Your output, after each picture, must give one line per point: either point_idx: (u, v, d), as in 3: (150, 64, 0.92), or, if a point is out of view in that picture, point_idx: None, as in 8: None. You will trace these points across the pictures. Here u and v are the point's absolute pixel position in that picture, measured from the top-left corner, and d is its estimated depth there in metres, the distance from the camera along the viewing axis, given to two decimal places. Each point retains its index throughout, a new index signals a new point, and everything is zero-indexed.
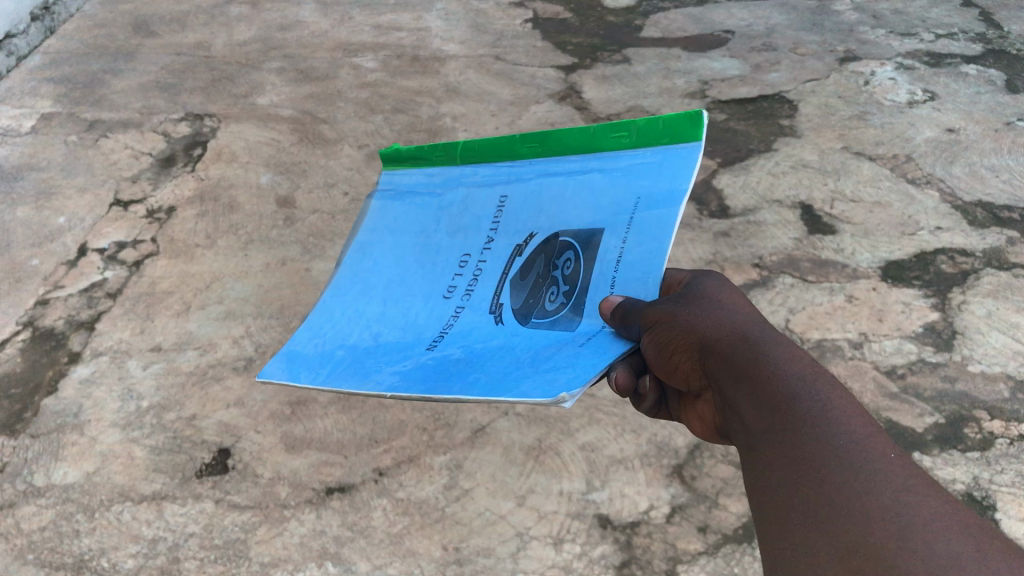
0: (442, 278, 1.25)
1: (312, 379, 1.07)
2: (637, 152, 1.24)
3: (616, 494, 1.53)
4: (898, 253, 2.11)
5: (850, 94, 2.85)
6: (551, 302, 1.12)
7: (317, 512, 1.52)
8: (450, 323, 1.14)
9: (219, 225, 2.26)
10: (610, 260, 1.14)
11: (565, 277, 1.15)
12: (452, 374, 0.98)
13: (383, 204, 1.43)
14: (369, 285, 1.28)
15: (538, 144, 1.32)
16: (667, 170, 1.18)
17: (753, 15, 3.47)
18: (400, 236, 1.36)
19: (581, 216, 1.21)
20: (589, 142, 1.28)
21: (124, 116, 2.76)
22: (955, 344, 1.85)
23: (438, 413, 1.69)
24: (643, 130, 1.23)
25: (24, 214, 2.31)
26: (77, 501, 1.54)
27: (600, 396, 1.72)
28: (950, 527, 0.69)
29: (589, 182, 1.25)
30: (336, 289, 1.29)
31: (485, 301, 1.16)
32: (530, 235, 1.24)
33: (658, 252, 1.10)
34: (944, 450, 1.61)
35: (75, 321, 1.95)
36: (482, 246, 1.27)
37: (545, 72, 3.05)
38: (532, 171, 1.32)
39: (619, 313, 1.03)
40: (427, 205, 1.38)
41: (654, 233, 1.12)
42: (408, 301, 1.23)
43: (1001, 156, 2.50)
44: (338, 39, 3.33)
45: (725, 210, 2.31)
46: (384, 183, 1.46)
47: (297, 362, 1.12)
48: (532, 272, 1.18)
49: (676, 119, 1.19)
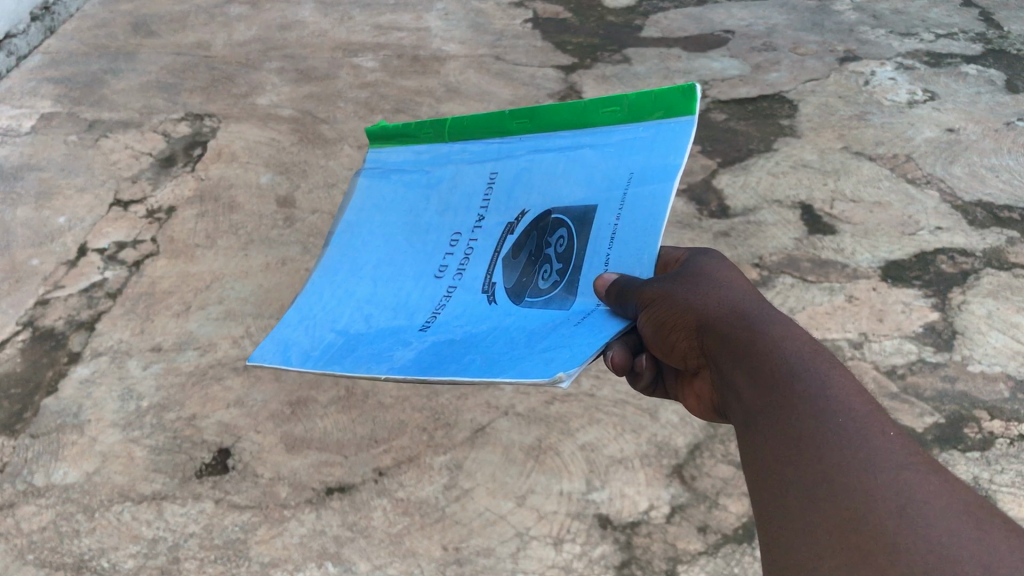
0: (433, 257, 1.25)
1: (305, 363, 1.07)
2: (629, 126, 1.24)
3: (616, 494, 1.53)
4: (898, 253, 2.11)
5: (850, 94, 2.85)
6: (545, 281, 1.13)
7: (317, 512, 1.51)
8: (443, 303, 1.14)
9: (219, 226, 2.26)
10: (604, 237, 1.14)
11: (558, 255, 1.16)
12: (447, 356, 0.98)
13: (371, 182, 1.42)
14: (359, 265, 1.28)
15: (529, 119, 1.32)
16: (660, 145, 1.18)
17: (753, 15, 3.47)
18: (388, 214, 1.35)
19: (572, 193, 1.21)
20: (580, 117, 1.28)
21: (125, 116, 2.76)
22: (955, 344, 1.84)
23: (438, 412, 1.69)
24: (634, 104, 1.23)
25: (24, 214, 2.31)
26: (77, 501, 1.54)
27: (600, 396, 1.72)
28: (951, 507, 0.70)
29: (581, 158, 1.24)
30: (326, 271, 1.28)
31: (477, 281, 1.17)
32: (521, 213, 1.24)
33: (652, 228, 1.10)
34: (944, 450, 1.61)
35: (75, 321, 1.95)
36: (473, 225, 1.27)
37: (545, 72, 3.05)
38: (522, 147, 1.32)
39: (614, 292, 1.03)
40: (416, 182, 1.38)
41: (647, 207, 1.12)
42: (399, 281, 1.23)
43: (1001, 156, 2.50)
44: (338, 39, 3.33)
45: (725, 209, 2.31)
46: (372, 160, 1.45)
47: (289, 348, 1.12)
48: (525, 251, 1.19)
49: (669, 93, 1.19)
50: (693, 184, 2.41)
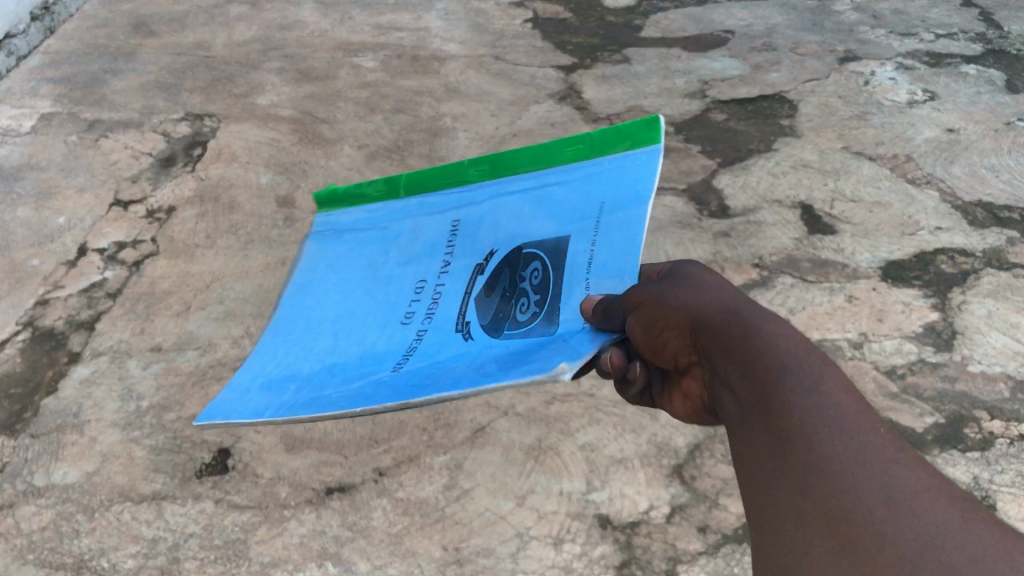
0: (398, 304, 1.23)
1: (267, 411, 1.02)
2: (592, 162, 1.28)
3: (616, 494, 1.53)
4: (898, 253, 2.12)
5: (850, 94, 2.85)
6: (521, 313, 1.11)
7: (317, 512, 1.51)
8: (416, 343, 1.11)
9: (219, 226, 2.26)
10: (581, 263, 1.15)
11: (533, 286, 1.15)
12: (427, 380, 0.96)
13: (318, 246, 1.41)
14: (315, 323, 1.25)
15: (489, 168, 1.35)
16: (628, 175, 1.22)
17: (753, 15, 3.47)
18: (344, 271, 1.35)
19: (542, 227, 1.23)
20: (540, 160, 1.31)
21: (125, 116, 2.76)
22: (955, 344, 1.84)
23: (438, 412, 1.70)
24: (598, 139, 1.28)
25: (23, 214, 2.31)
26: (77, 501, 1.54)
27: (599, 396, 1.72)
28: (938, 499, 0.70)
29: (546, 197, 1.27)
30: (279, 331, 1.25)
31: (449, 320, 1.14)
32: (490, 253, 1.24)
33: (630, 248, 1.13)
34: (944, 450, 1.61)
35: (75, 321, 1.95)
36: (438, 271, 1.26)
37: (545, 72, 3.05)
38: (484, 194, 1.33)
39: (600, 308, 1.04)
40: (372, 240, 1.38)
41: (623, 232, 1.14)
42: (362, 331, 1.19)
43: (1001, 156, 2.50)
44: (338, 39, 3.33)
45: (726, 209, 2.31)
46: (320, 225, 1.46)
47: (246, 402, 1.07)
48: (498, 288, 1.17)
49: (634, 127, 1.25)
50: (693, 183, 2.41)
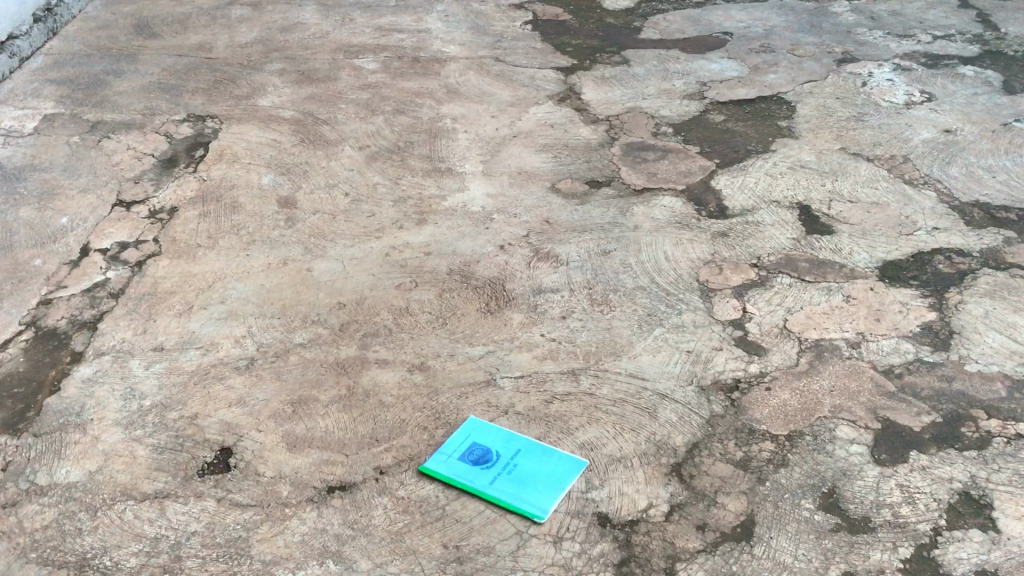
0: (484, 476, 1.57)
1: (451, 455, 1.60)
2: (566, 485, 1.55)
3: (615, 492, 1.54)
4: (895, 253, 2.13)
5: (848, 95, 2.87)
6: (541, 491, 1.54)
7: (318, 511, 1.52)
8: (495, 453, 1.61)
9: (221, 226, 2.28)
10: (553, 485, 1.55)
11: (542, 485, 1.55)
12: (516, 473, 1.57)
13: (438, 465, 1.58)
14: (454, 450, 1.61)
15: (519, 485, 1.55)
16: (564, 480, 1.56)
17: (752, 16, 3.49)
18: (452, 464, 1.58)
19: (549, 476, 1.57)
20: (544, 484, 1.55)
21: (128, 117, 2.78)
22: (952, 344, 1.86)
23: (438, 411, 1.71)
24: (563, 484, 1.55)
25: (26, 214, 2.32)
26: (80, 500, 1.55)
27: (599, 396, 1.74)
28: None
29: (556, 476, 1.57)
30: (447, 450, 1.61)
31: (505, 447, 1.62)
32: (518, 451, 1.62)
33: (560, 489, 1.54)
34: (941, 449, 1.61)
35: (78, 321, 1.96)
36: (501, 463, 1.59)
37: (545, 73, 3.07)
38: (519, 470, 1.58)
39: (559, 465, 1.59)
40: (480, 472, 1.57)
41: (560, 477, 1.57)
42: (477, 463, 1.59)
43: (999, 157, 2.51)
44: (339, 41, 3.35)
45: (724, 210, 2.32)
46: (435, 471, 1.58)
47: (444, 454, 1.61)
48: (516, 466, 1.59)
49: (572, 476, 1.57)
50: (692, 184, 2.43)
